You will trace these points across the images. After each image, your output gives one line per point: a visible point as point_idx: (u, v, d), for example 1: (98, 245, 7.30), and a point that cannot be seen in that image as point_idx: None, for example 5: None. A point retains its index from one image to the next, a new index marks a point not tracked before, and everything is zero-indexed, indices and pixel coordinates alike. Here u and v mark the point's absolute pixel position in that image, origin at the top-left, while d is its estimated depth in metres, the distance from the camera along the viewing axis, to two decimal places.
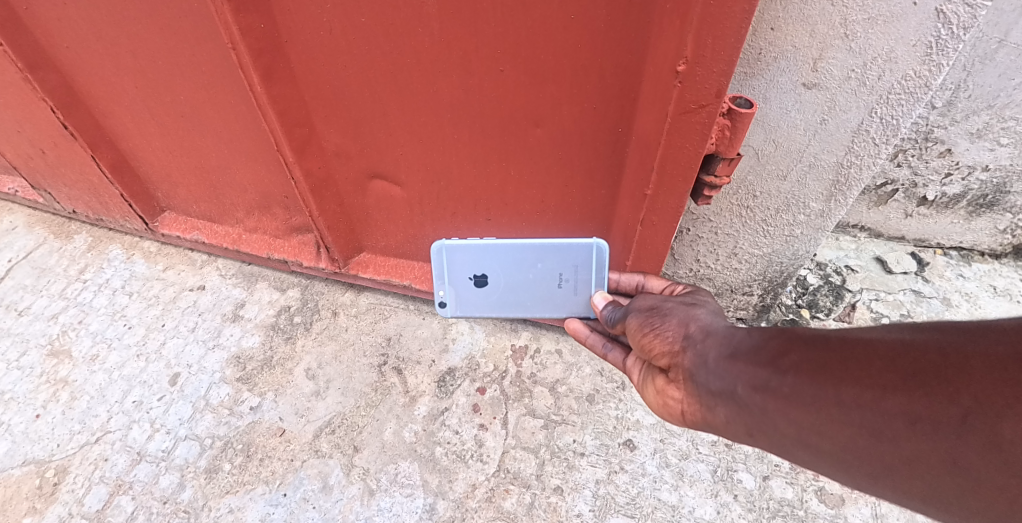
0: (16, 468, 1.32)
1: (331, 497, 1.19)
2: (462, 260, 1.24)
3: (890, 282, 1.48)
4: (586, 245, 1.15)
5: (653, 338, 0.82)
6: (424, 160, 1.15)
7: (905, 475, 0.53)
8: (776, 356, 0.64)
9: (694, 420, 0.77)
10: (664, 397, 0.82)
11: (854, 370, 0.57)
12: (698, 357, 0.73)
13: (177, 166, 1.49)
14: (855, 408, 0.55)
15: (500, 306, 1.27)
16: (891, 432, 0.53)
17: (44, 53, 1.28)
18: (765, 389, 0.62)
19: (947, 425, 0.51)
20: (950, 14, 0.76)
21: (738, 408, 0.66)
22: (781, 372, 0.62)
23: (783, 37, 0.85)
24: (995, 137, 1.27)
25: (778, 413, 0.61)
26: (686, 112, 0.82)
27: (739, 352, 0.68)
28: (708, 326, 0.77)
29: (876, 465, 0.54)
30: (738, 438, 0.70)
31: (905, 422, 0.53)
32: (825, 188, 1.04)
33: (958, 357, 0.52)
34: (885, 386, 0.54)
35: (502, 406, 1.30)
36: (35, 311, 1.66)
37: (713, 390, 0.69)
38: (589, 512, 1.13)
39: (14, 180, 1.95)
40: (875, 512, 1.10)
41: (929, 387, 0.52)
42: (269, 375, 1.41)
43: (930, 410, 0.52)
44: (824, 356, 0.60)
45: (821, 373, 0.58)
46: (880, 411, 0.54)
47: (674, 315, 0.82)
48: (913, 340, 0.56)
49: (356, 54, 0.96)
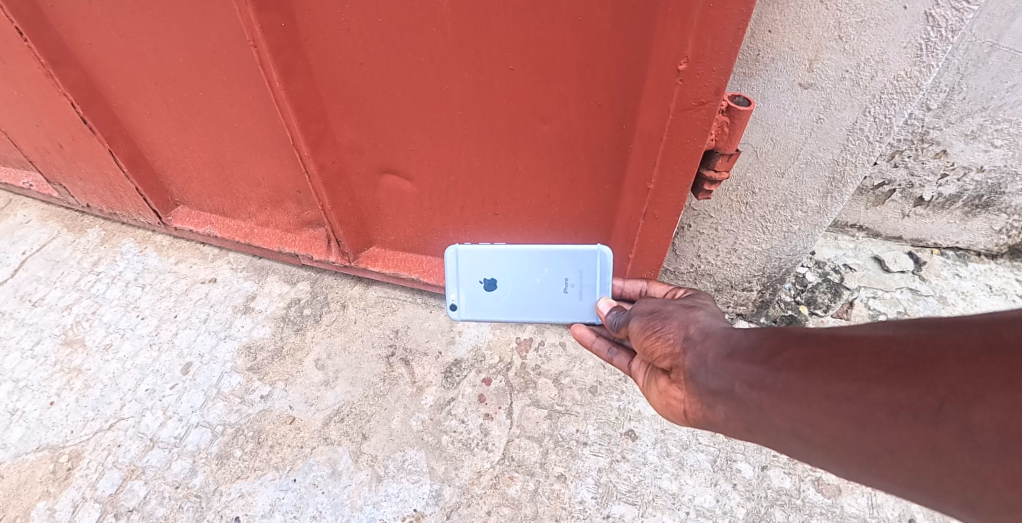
0: (31, 453, 1.35)
1: (340, 482, 1.22)
2: (471, 263, 1.28)
3: (887, 280, 1.51)
4: (591, 251, 1.21)
5: (655, 340, 0.85)
6: (435, 154, 1.18)
7: (889, 464, 0.52)
8: (770, 354, 0.65)
9: (695, 418, 0.79)
10: (666, 397, 0.85)
11: (842, 364, 0.57)
12: (698, 358, 0.76)
13: (192, 161, 1.53)
14: (843, 400, 0.55)
15: (509, 310, 1.29)
16: (875, 422, 0.53)
17: (67, 50, 1.33)
18: (760, 386, 0.64)
19: (925, 413, 0.50)
20: (939, 18, 0.79)
21: (737, 406, 0.67)
22: (776, 369, 0.63)
23: (780, 39, 0.89)
24: (990, 138, 1.31)
25: (773, 409, 0.62)
26: (687, 109, 0.86)
27: (736, 351, 0.70)
28: (707, 328, 0.80)
29: (862, 455, 0.54)
30: (738, 434, 0.71)
31: (887, 412, 0.52)
32: (821, 186, 1.07)
33: (935, 350, 0.52)
34: (868, 379, 0.54)
35: (507, 396, 1.33)
36: (49, 302, 1.70)
37: (712, 388, 0.72)
38: (592, 499, 1.16)
39: (28, 174, 1.99)
40: (871, 502, 1.13)
41: (907, 379, 0.52)
42: (279, 365, 1.45)
43: (909, 399, 0.51)
44: (814, 351, 0.61)
45: (812, 369, 0.59)
46: (865, 403, 0.54)
47: (675, 318, 0.86)
48: (896, 336, 0.56)
49: (370, 52, 1.00)
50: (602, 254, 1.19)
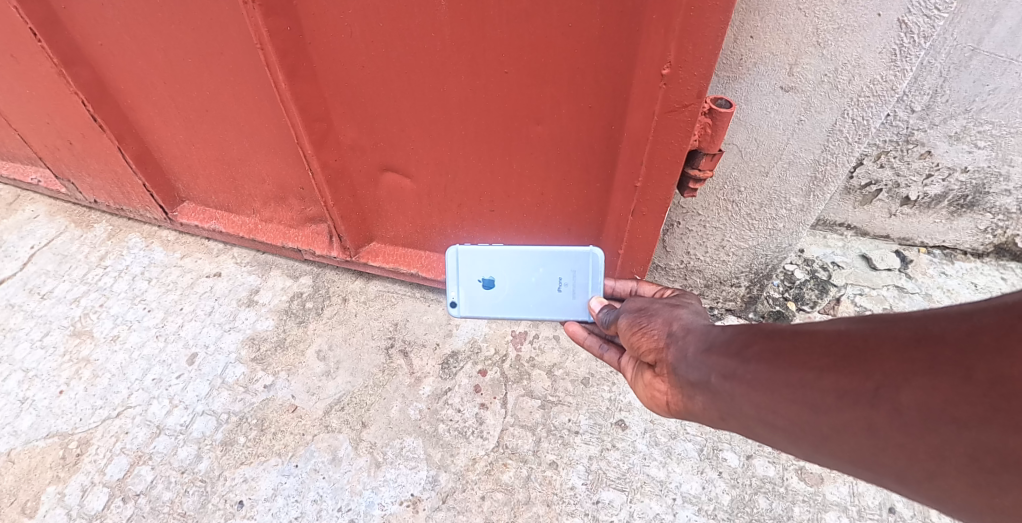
0: (41, 440, 1.40)
1: (340, 468, 1.27)
2: (470, 263, 1.32)
3: (874, 278, 1.55)
4: (584, 252, 1.25)
5: (641, 336, 0.89)
6: (434, 154, 1.23)
7: (836, 443, 0.55)
8: (742, 347, 0.68)
9: (678, 409, 0.82)
10: (651, 390, 0.88)
11: (801, 355, 0.60)
12: (679, 352, 0.79)
13: (198, 158, 1.57)
14: (799, 387, 0.58)
15: (506, 308, 1.32)
16: (825, 406, 0.56)
17: (79, 50, 1.37)
18: (732, 376, 0.67)
19: (864, 396, 0.53)
20: (911, 25, 0.83)
21: (713, 396, 0.71)
22: (746, 361, 0.66)
23: (761, 44, 0.93)
24: (973, 140, 1.34)
25: (743, 398, 0.65)
26: (672, 111, 0.91)
27: (714, 346, 0.74)
28: (690, 325, 0.83)
29: (815, 435, 0.57)
30: (715, 423, 0.74)
31: (835, 396, 0.55)
32: (804, 184, 1.12)
33: (875, 341, 0.55)
34: (821, 368, 0.57)
35: (502, 387, 1.38)
36: (57, 295, 1.74)
37: (692, 380, 0.75)
38: (582, 485, 1.20)
39: (36, 170, 2.03)
40: (852, 491, 1.17)
41: (851, 367, 0.55)
42: (282, 356, 1.49)
43: (851, 385, 0.54)
44: (778, 344, 0.64)
45: (776, 360, 0.62)
46: (818, 388, 0.57)
47: (660, 315, 0.90)
48: (846, 329, 0.59)
49: (372, 55, 1.04)
50: (594, 254, 1.23)
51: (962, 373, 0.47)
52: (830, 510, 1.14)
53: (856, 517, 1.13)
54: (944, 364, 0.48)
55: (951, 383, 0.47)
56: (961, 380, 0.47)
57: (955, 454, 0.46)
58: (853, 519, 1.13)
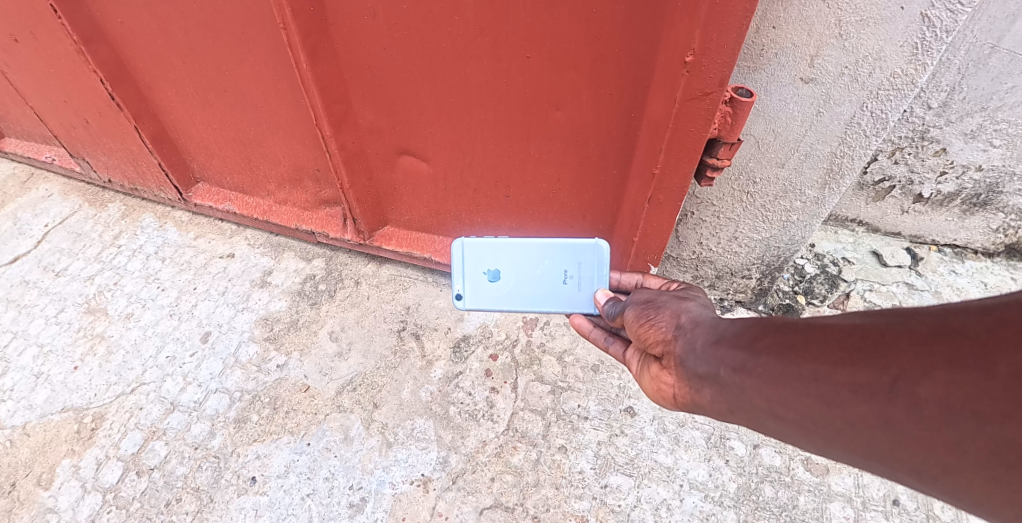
0: (56, 414, 1.42)
1: (352, 447, 1.29)
2: (477, 256, 1.33)
3: (884, 274, 1.56)
4: (591, 244, 1.25)
5: (648, 328, 0.89)
6: (451, 137, 1.23)
7: (851, 437, 0.56)
8: (753, 339, 0.69)
9: (684, 402, 0.83)
10: (658, 382, 0.88)
11: (814, 348, 0.61)
12: (688, 344, 0.80)
13: (215, 139, 1.58)
14: (813, 381, 0.59)
15: (511, 301, 1.32)
16: (840, 399, 0.56)
17: (99, 28, 1.39)
18: (742, 370, 0.68)
19: (880, 390, 0.53)
20: (934, 18, 0.84)
21: (721, 389, 0.72)
22: (757, 354, 0.67)
23: (783, 35, 0.93)
24: (989, 138, 1.34)
25: (753, 391, 0.66)
26: (693, 99, 0.92)
27: (723, 338, 0.74)
28: (698, 317, 0.84)
29: (828, 429, 0.58)
30: (723, 416, 0.76)
31: (849, 390, 0.56)
32: (819, 177, 1.12)
33: (892, 336, 0.55)
34: (834, 362, 0.58)
35: (512, 372, 1.39)
36: (71, 273, 1.76)
37: (700, 373, 0.76)
38: (591, 470, 1.22)
39: (52, 148, 2.05)
40: (857, 482, 1.18)
41: (867, 359, 0.55)
42: (294, 336, 1.51)
43: (867, 379, 0.54)
44: (791, 337, 0.65)
45: (789, 353, 0.63)
46: (832, 383, 0.57)
47: (668, 307, 0.90)
48: (861, 323, 0.59)
49: (395, 37, 1.05)
50: (600, 247, 1.23)
51: (984, 367, 0.47)
52: (835, 500, 1.16)
53: (860, 508, 1.14)
54: (962, 358, 0.48)
55: (972, 377, 0.47)
56: (982, 375, 0.46)
57: (975, 448, 0.46)
58: (857, 509, 1.14)
